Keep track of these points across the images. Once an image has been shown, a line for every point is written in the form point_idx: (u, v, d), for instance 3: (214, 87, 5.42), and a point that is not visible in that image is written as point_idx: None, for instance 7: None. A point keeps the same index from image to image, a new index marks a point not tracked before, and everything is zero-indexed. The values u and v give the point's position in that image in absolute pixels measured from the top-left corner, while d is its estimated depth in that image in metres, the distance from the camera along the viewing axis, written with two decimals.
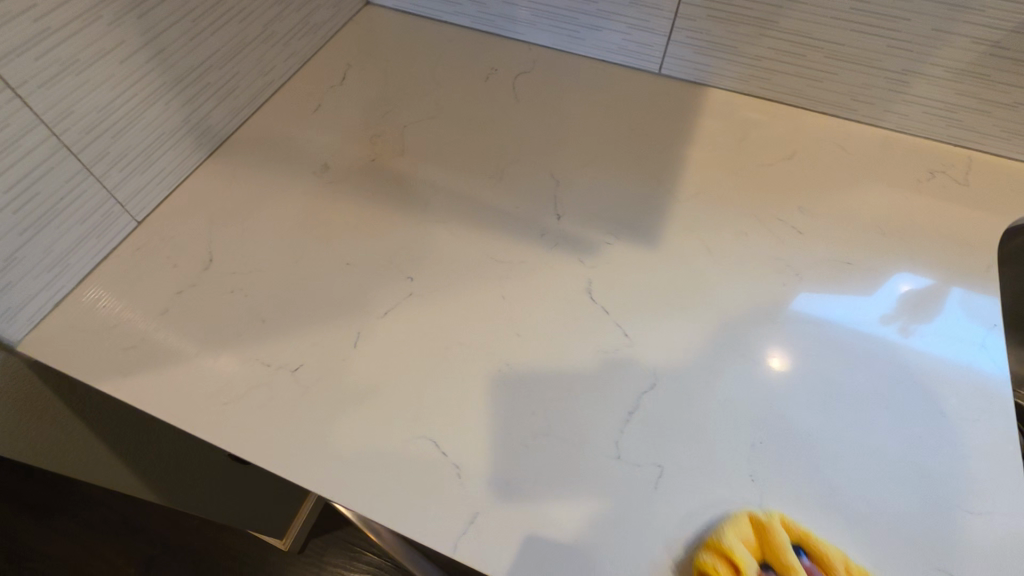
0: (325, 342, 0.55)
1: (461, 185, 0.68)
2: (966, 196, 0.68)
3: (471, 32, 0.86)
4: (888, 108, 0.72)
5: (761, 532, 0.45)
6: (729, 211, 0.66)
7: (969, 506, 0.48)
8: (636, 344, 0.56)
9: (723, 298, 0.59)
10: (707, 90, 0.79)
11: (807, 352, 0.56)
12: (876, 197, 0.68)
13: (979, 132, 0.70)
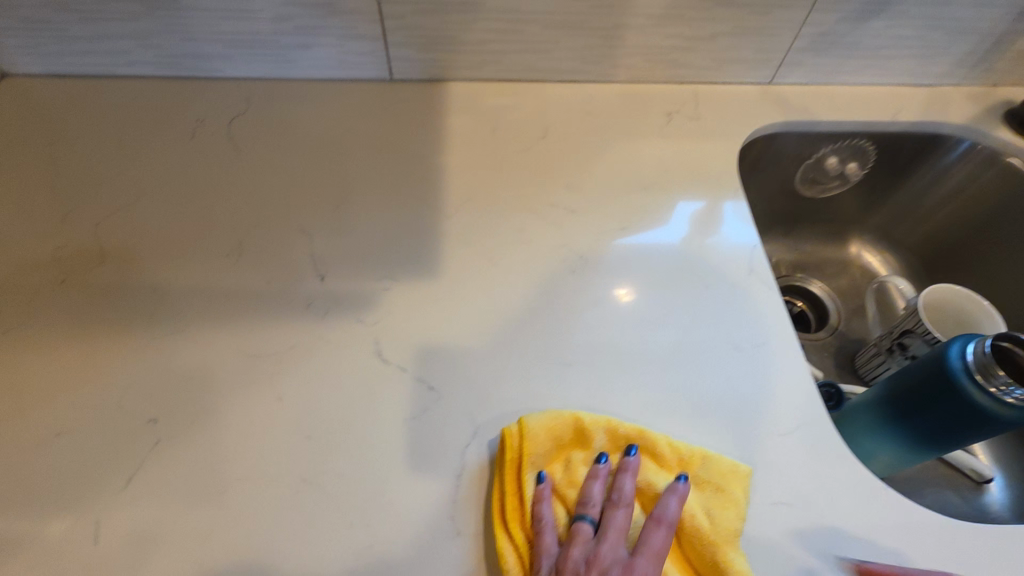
0: (57, 551, 0.42)
1: (192, 276, 0.55)
2: (701, 129, 0.73)
3: (158, 82, 0.70)
4: (615, 63, 0.74)
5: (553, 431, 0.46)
6: (499, 210, 0.63)
7: (779, 428, 0.51)
8: (443, 396, 0.50)
9: (518, 308, 0.56)
10: (447, 85, 0.74)
11: (654, 299, 0.57)
12: (628, 154, 0.69)
13: (695, 67, 0.75)
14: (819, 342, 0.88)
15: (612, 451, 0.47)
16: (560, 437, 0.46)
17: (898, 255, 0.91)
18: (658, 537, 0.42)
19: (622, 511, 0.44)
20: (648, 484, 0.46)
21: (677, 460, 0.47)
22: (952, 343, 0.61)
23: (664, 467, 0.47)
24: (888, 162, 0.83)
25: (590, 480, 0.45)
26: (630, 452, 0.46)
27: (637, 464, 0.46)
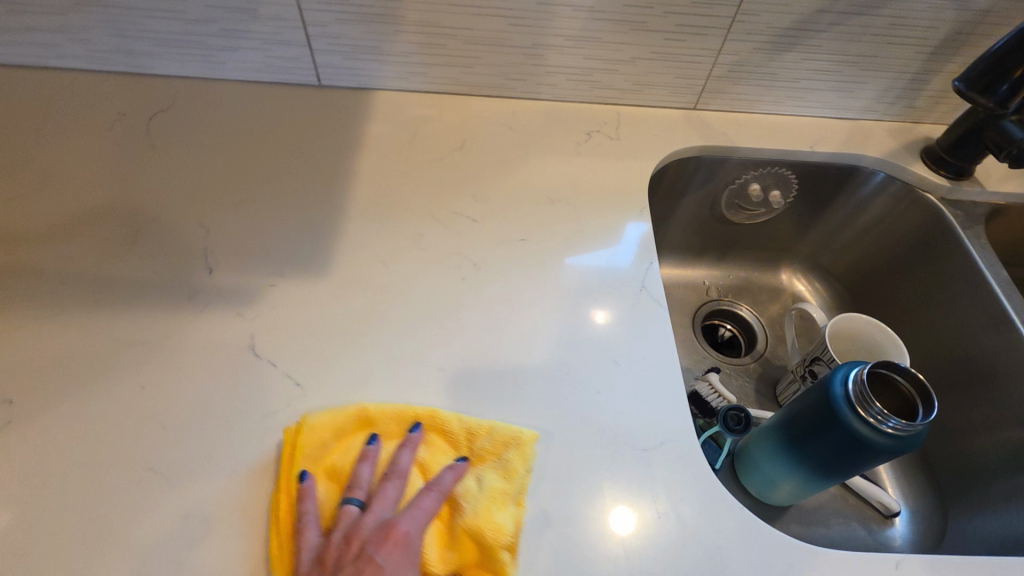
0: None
1: (79, 263, 0.56)
2: (618, 148, 0.74)
3: (88, 75, 0.72)
4: (538, 80, 0.75)
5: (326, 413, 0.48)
6: (402, 215, 0.64)
7: (642, 444, 0.51)
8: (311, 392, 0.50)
9: (401, 311, 0.56)
10: (374, 94, 0.76)
11: (620, 321, 0.58)
12: (541, 169, 0.71)
13: (618, 88, 0.77)
14: (742, 367, 0.88)
15: (391, 436, 0.48)
16: (332, 426, 0.47)
17: (826, 284, 0.92)
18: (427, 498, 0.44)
19: (395, 484, 0.45)
20: (422, 461, 0.47)
21: (463, 438, 0.49)
22: (839, 370, 0.61)
23: (443, 442, 0.48)
24: (811, 191, 0.84)
25: (360, 464, 0.46)
26: (412, 430, 0.48)
27: (417, 437, 0.48)
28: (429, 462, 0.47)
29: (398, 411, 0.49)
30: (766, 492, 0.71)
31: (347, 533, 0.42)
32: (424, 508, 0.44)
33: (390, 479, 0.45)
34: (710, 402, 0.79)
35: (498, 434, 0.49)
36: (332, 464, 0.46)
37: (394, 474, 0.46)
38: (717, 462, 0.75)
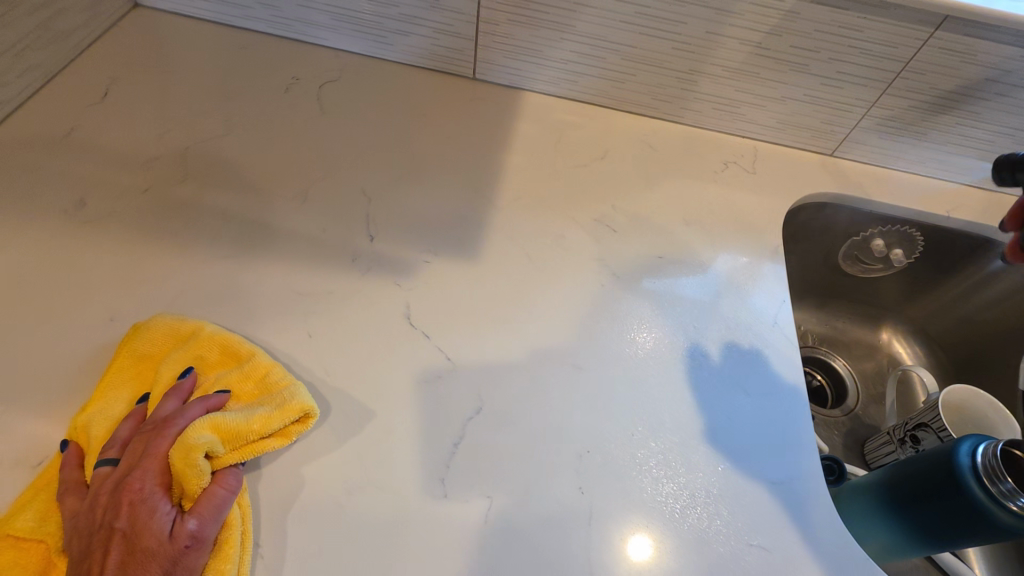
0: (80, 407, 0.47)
1: (255, 211, 0.60)
2: (753, 183, 0.75)
3: (266, 38, 0.77)
4: (683, 105, 0.77)
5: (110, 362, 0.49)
6: (544, 215, 0.66)
7: (769, 478, 0.52)
8: (457, 364, 0.53)
9: (543, 305, 0.59)
10: (522, 94, 0.79)
11: (767, 369, 0.59)
12: (679, 191, 0.72)
13: (760, 124, 0.78)
14: (830, 418, 0.87)
15: (162, 387, 0.48)
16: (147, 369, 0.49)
17: (928, 351, 0.90)
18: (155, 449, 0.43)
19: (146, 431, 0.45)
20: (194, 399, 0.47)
21: (237, 381, 0.48)
22: (961, 440, 0.61)
23: (214, 384, 0.48)
24: (934, 256, 0.83)
25: (123, 421, 0.46)
26: (184, 377, 0.48)
27: (190, 384, 0.48)
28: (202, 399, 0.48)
29: (177, 356, 0.49)
30: None
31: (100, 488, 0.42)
32: (161, 457, 0.43)
33: (150, 424, 0.45)
34: None
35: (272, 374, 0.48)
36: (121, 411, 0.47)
37: (162, 417, 0.46)
38: None
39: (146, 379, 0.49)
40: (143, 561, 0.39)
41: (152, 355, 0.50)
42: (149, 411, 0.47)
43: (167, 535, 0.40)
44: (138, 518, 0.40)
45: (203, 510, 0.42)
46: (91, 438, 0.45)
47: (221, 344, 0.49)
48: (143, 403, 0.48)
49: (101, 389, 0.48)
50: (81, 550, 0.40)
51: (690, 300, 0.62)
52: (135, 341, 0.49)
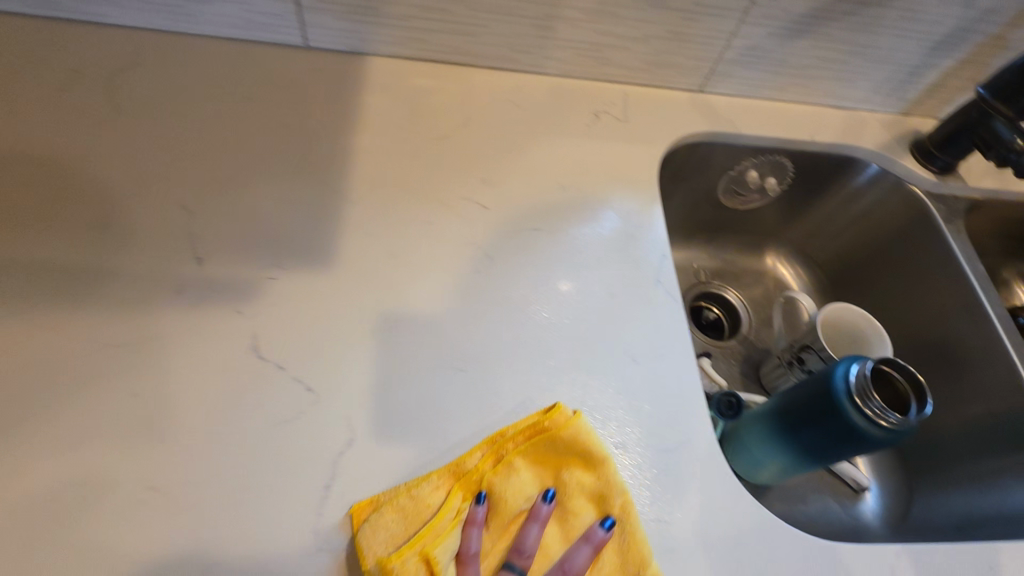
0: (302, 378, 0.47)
1: (42, 250, 0.49)
2: (626, 132, 0.72)
3: (27, 21, 0.62)
4: (546, 55, 0.71)
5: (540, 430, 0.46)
6: (407, 201, 0.59)
7: (662, 444, 0.51)
8: (409, 408, 0.48)
9: (414, 307, 0.53)
10: (366, 60, 0.69)
11: (654, 331, 0.57)
12: (550, 152, 0.67)
13: (627, 67, 0.74)
14: (727, 350, 0.91)
15: (541, 479, 0.46)
16: (466, 468, 0.45)
17: (807, 270, 0.95)
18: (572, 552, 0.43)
19: (528, 533, 0.43)
20: (546, 536, 0.44)
21: (595, 496, 0.45)
22: (839, 364, 0.63)
23: (568, 491, 0.45)
24: (805, 180, 0.85)
25: (471, 532, 0.42)
26: (604, 524, 0.44)
27: (548, 508, 0.44)
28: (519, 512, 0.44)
29: (549, 451, 0.46)
30: (752, 473, 0.74)
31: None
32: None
33: (518, 542, 0.43)
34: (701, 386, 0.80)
35: (598, 495, 0.45)
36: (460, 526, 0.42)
37: (468, 561, 0.41)
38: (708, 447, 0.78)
39: (521, 476, 0.45)
40: None
41: (545, 455, 0.46)
42: (509, 516, 0.44)
43: None
44: None
45: None
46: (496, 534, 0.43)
47: (607, 489, 0.45)
48: (546, 500, 0.45)
49: (504, 473, 0.45)
50: None
51: (572, 270, 0.59)
52: (565, 429, 0.46)
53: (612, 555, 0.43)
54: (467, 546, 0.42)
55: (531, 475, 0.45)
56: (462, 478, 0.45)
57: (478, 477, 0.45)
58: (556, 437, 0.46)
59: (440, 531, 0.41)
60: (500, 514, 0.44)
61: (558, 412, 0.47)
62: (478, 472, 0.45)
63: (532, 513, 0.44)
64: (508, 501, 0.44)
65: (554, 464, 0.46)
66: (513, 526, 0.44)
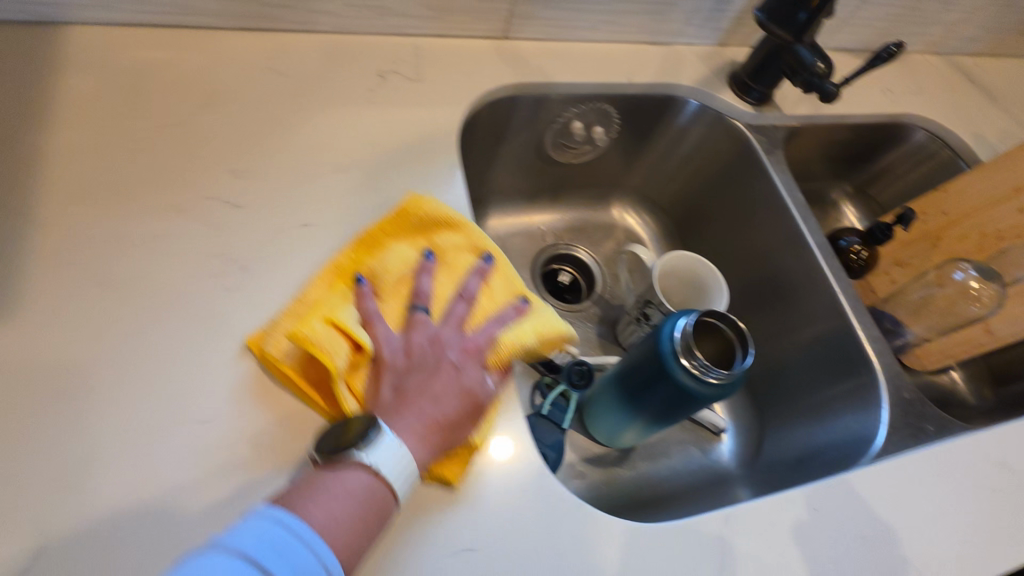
0: (31, 440, 0.38)
1: None
2: (422, 93, 0.62)
3: None
4: (307, 8, 0.59)
5: (410, 210, 0.50)
6: (129, 215, 0.47)
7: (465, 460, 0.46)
8: (158, 480, 0.39)
9: (132, 358, 0.42)
10: (64, 32, 0.54)
11: None
12: (324, 127, 0.56)
13: (412, 16, 0.63)
14: (581, 313, 0.87)
15: (421, 245, 0.50)
16: (343, 264, 0.48)
17: (653, 216, 0.92)
18: (457, 304, 0.47)
19: (422, 282, 0.47)
20: (443, 281, 0.49)
21: (468, 247, 0.51)
22: (668, 321, 0.59)
23: (447, 247, 0.50)
24: (633, 125, 0.80)
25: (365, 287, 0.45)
26: (482, 259, 0.50)
27: (434, 264, 0.48)
28: (407, 269, 0.48)
29: (422, 230, 0.50)
30: (614, 438, 0.73)
31: (432, 331, 0.45)
32: (453, 315, 0.46)
33: (417, 298, 0.46)
34: (553, 358, 0.76)
35: (465, 241, 0.51)
36: (408, 260, 0.48)
37: (373, 320, 0.43)
38: (564, 422, 0.72)
39: (418, 238, 0.50)
40: (422, 404, 0.41)
41: (418, 226, 0.51)
42: (397, 277, 0.48)
43: (461, 391, 0.42)
44: (420, 382, 0.42)
45: (472, 364, 0.44)
46: (384, 281, 0.47)
47: (474, 238, 0.51)
48: (424, 260, 0.48)
49: (407, 236, 0.50)
50: (426, 393, 0.42)
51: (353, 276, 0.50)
52: (427, 208, 0.51)
53: (492, 279, 0.50)
54: (419, 283, 0.47)
55: (408, 244, 0.50)
56: (394, 231, 0.50)
57: (351, 270, 0.48)
58: (411, 211, 0.50)
59: (337, 304, 0.44)
60: (384, 286, 0.47)
61: (414, 203, 0.51)
62: (352, 262, 0.48)
63: (419, 267, 0.48)
64: (393, 265, 0.48)
65: (426, 235, 0.50)
66: (407, 283, 0.48)
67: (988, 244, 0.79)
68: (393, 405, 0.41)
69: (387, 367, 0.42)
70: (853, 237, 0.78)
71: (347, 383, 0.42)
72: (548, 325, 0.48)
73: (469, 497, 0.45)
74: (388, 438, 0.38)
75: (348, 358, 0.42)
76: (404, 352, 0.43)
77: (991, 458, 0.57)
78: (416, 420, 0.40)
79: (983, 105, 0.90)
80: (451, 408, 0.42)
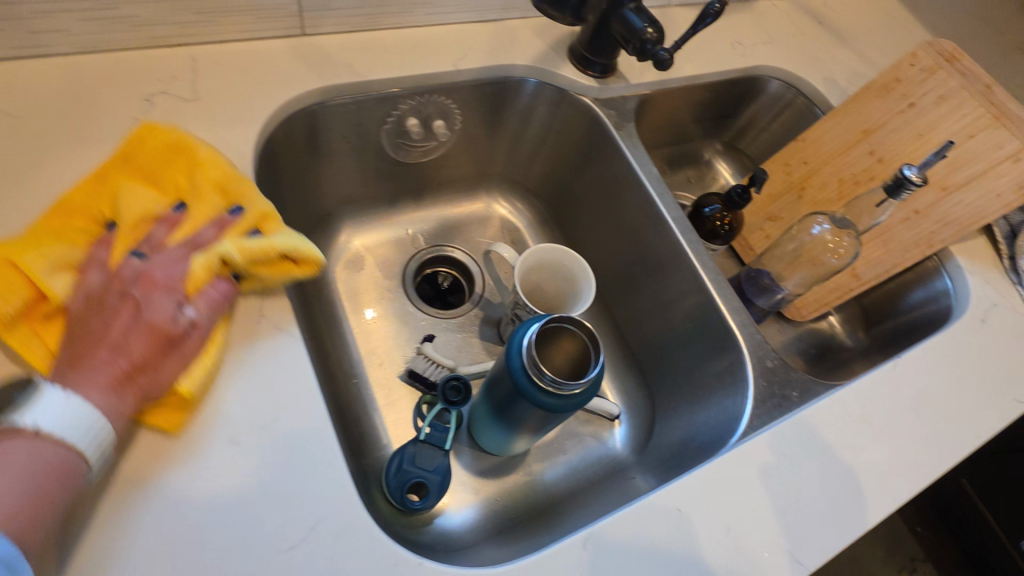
0: None
1: None
2: (200, 113, 0.55)
3: None
4: (31, 28, 0.50)
5: (150, 138, 0.50)
6: None
7: (282, 543, 0.41)
8: None
9: None
10: None
11: (256, 393, 0.46)
12: (77, 171, 0.49)
13: (172, 22, 0.55)
14: (461, 318, 0.81)
15: (165, 199, 0.49)
16: (76, 203, 0.46)
17: (525, 201, 0.88)
18: (182, 251, 0.46)
19: (160, 231, 0.47)
20: (180, 234, 0.48)
21: (207, 186, 0.50)
22: (518, 330, 0.55)
23: (196, 195, 0.50)
24: (476, 113, 0.74)
25: (98, 245, 0.45)
26: (229, 210, 0.50)
27: (177, 216, 0.48)
28: (149, 212, 0.48)
29: (168, 182, 0.50)
30: (502, 448, 0.69)
31: (140, 267, 0.44)
32: (176, 256, 0.45)
33: (141, 244, 0.46)
34: (428, 376, 0.72)
35: (209, 174, 0.50)
36: (144, 206, 0.48)
37: (90, 266, 0.44)
38: (445, 443, 0.65)
39: (176, 185, 0.50)
40: (104, 360, 0.39)
41: (163, 168, 0.50)
42: (121, 232, 0.46)
43: (169, 324, 0.42)
44: (111, 328, 0.41)
45: (199, 302, 0.44)
46: (127, 221, 0.46)
47: (220, 177, 0.51)
48: (174, 212, 0.49)
49: (159, 191, 0.49)
50: (113, 341, 0.40)
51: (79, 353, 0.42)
52: (175, 139, 0.51)
53: (199, 213, 0.49)
54: (145, 239, 0.46)
55: (146, 195, 0.48)
56: (138, 170, 0.49)
57: (88, 219, 0.46)
58: (145, 139, 0.50)
59: (54, 250, 0.43)
60: (119, 233, 0.46)
61: (149, 129, 0.50)
62: (92, 207, 0.47)
63: (160, 217, 0.48)
64: (125, 211, 0.47)
65: (176, 175, 0.50)
66: (137, 227, 0.47)
67: (847, 189, 0.79)
68: (69, 366, 0.39)
69: (74, 319, 0.41)
70: (716, 203, 0.76)
71: (39, 337, 0.41)
72: (263, 243, 0.47)
73: (188, 441, 0.43)
74: (49, 395, 0.37)
75: (23, 306, 0.40)
76: (94, 295, 0.42)
77: (852, 415, 0.57)
78: (98, 371, 0.39)
79: (832, 47, 0.90)
80: (131, 355, 0.40)
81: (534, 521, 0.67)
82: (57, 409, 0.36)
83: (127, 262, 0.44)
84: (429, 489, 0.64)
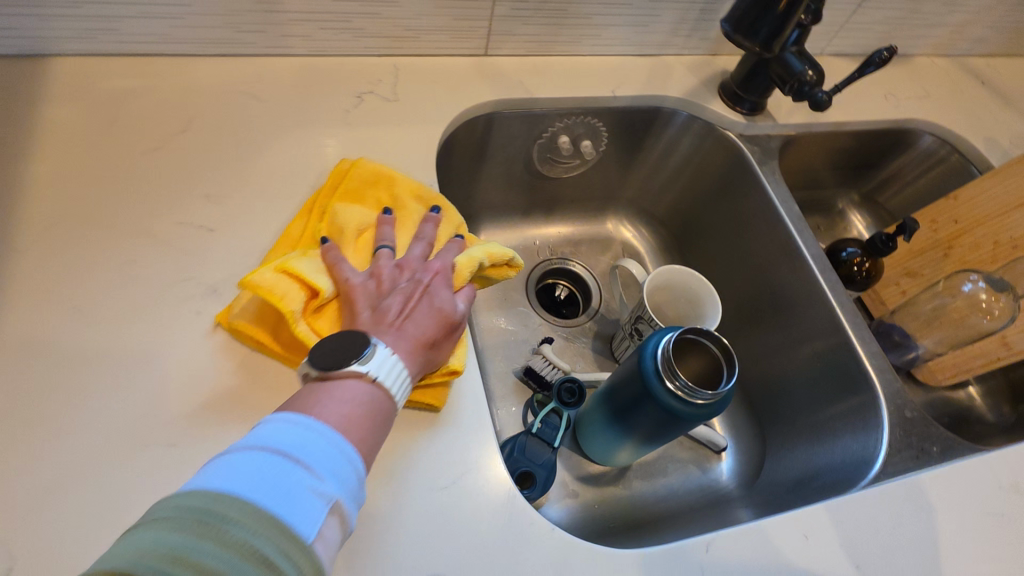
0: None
1: None
2: (396, 112, 0.64)
3: None
4: (284, 32, 0.61)
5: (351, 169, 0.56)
6: (103, 238, 0.49)
7: (435, 482, 0.45)
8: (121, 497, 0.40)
9: (99, 379, 0.43)
10: (53, 63, 0.58)
11: None
12: (301, 148, 0.59)
13: (388, 36, 0.65)
14: (576, 329, 0.84)
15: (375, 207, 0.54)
16: (295, 233, 0.51)
17: (649, 228, 0.91)
18: (417, 245, 0.51)
19: (388, 229, 0.52)
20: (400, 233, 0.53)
21: (413, 197, 0.56)
22: (651, 338, 0.58)
23: (401, 206, 0.55)
24: (621, 137, 0.80)
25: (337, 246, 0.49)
26: (429, 209, 0.55)
27: (393, 217, 0.53)
28: (365, 221, 0.52)
29: (372, 199, 0.55)
30: (607, 457, 0.70)
31: (395, 262, 0.49)
32: (417, 253, 0.51)
33: (379, 243, 0.51)
34: (544, 375, 0.75)
35: (412, 186, 0.56)
36: (360, 220, 0.52)
37: (341, 263, 0.47)
38: (555, 441, 0.67)
39: (384, 198, 0.55)
40: (406, 328, 0.44)
41: (366, 188, 0.55)
42: (358, 238, 0.51)
43: (454, 309, 0.47)
44: (405, 310, 0.45)
45: (461, 295, 0.50)
46: (351, 227, 0.51)
47: (413, 187, 0.56)
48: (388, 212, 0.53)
49: (357, 196, 0.54)
50: (397, 310, 0.45)
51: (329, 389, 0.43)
52: (362, 164, 0.56)
53: (407, 216, 0.54)
54: (378, 243, 0.51)
55: (362, 208, 0.53)
56: (347, 191, 0.54)
57: (309, 235, 0.51)
58: (352, 173, 0.55)
59: (302, 254, 0.47)
60: (348, 236, 0.50)
61: (345, 162, 0.56)
62: (309, 231, 0.52)
63: (378, 222, 0.52)
64: (351, 222, 0.51)
65: (378, 192, 0.55)
66: (369, 237, 0.52)
67: (1002, 253, 0.74)
68: (374, 326, 0.44)
69: (357, 296, 0.46)
70: (854, 247, 0.75)
71: (306, 322, 0.45)
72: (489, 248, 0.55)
73: (447, 419, 0.48)
74: (382, 350, 0.41)
75: (304, 303, 0.44)
76: (372, 281, 0.47)
77: (997, 481, 0.54)
78: (405, 341, 0.43)
79: (994, 107, 0.87)
80: (426, 330, 0.45)
81: (634, 532, 0.67)
82: (387, 360, 0.40)
83: (385, 261, 0.49)
84: (535, 482, 0.64)
